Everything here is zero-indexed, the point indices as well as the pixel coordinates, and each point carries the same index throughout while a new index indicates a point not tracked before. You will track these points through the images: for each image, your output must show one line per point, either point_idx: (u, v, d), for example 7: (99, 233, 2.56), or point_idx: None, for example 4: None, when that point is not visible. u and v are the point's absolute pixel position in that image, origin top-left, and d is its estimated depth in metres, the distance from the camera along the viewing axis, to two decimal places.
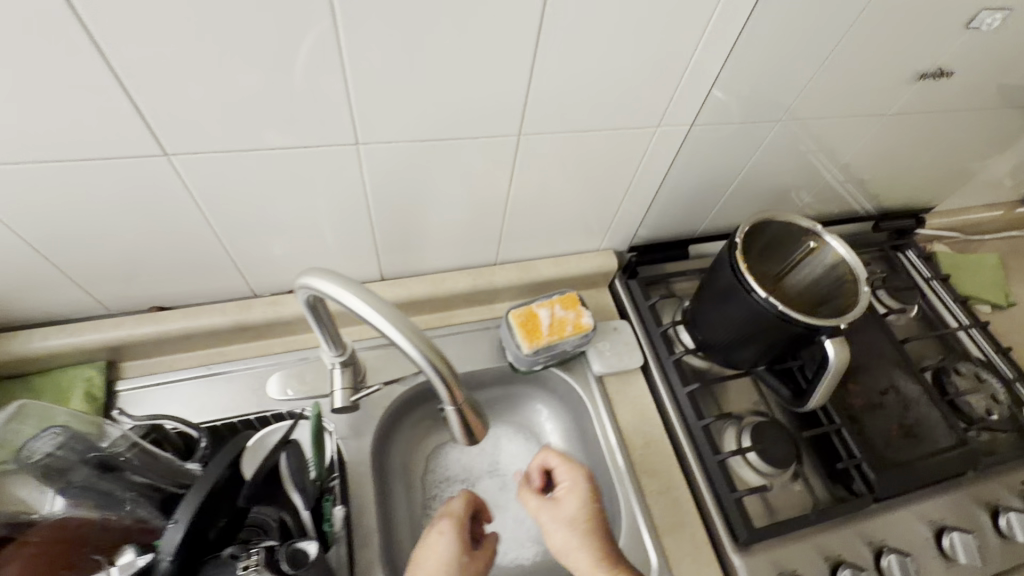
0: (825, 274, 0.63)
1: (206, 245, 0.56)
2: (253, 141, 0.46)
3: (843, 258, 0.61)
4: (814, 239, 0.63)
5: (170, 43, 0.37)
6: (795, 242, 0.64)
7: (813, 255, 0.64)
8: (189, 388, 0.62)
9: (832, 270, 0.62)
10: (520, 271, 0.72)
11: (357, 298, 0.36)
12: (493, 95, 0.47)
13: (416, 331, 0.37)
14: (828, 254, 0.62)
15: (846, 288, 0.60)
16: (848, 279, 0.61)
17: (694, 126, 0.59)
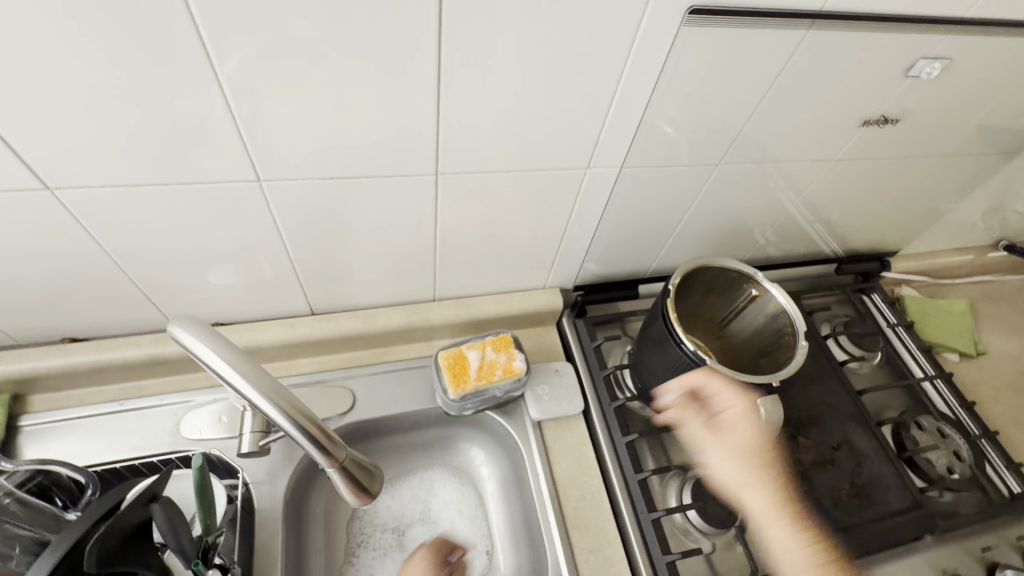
0: (768, 322, 0.62)
1: (111, 276, 0.53)
2: (142, 176, 0.44)
3: (783, 307, 0.59)
4: (756, 287, 0.61)
5: (30, 79, 0.36)
6: (738, 289, 0.63)
7: (756, 303, 0.62)
8: (96, 425, 0.59)
9: (774, 319, 0.61)
10: (459, 309, 0.69)
11: (219, 359, 0.35)
12: (400, 132, 0.45)
13: (282, 393, 0.37)
14: (770, 303, 0.61)
15: (786, 340, 0.59)
16: (788, 330, 0.59)
17: (625, 167, 0.56)
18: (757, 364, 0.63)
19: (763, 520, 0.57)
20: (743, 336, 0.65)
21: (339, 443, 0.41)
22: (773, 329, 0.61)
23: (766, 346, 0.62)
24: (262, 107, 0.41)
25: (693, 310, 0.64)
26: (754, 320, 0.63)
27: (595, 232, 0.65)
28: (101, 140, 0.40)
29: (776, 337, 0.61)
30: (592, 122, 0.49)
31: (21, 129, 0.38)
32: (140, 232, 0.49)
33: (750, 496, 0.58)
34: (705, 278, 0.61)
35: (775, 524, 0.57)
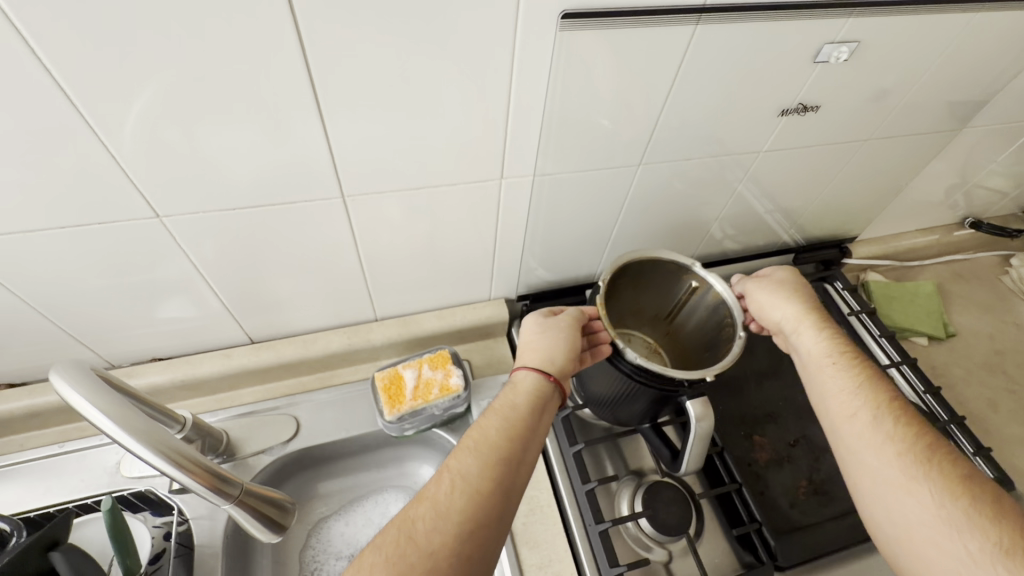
0: (709, 315, 0.60)
1: (32, 322, 0.53)
2: (31, 222, 0.44)
3: (721, 298, 0.58)
4: (693, 279, 0.59)
5: None
6: (677, 281, 0.61)
7: (697, 295, 0.61)
8: (36, 469, 0.59)
9: (714, 311, 0.59)
10: (401, 327, 0.69)
11: (88, 408, 0.35)
12: (292, 158, 0.45)
13: (161, 436, 0.38)
14: (709, 294, 0.59)
15: (725, 333, 0.57)
16: (727, 322, 0.57)
17: (540, 175, 0.55)
18: (703, 358, 0.62)
19: (792, 328, 0.54)
20: (688, 328, 0.64)
21: (227, 486, 0.42)
22: (714, 322, 0.60)
23: (709, 339, 0.61)
24: (138, 142, 0.40)
25: (634, 304, 0.65)
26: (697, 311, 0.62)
27: (526, 240, 0.64)
28: None
29: (717, 329, 0.59)
30: (493, 135, 0.49)
31: None
32: (51, 278, 0.49)
33: (799, 339, 0.53)
34: (639, 273, 0.60)
35: (814, 344, 0.52)
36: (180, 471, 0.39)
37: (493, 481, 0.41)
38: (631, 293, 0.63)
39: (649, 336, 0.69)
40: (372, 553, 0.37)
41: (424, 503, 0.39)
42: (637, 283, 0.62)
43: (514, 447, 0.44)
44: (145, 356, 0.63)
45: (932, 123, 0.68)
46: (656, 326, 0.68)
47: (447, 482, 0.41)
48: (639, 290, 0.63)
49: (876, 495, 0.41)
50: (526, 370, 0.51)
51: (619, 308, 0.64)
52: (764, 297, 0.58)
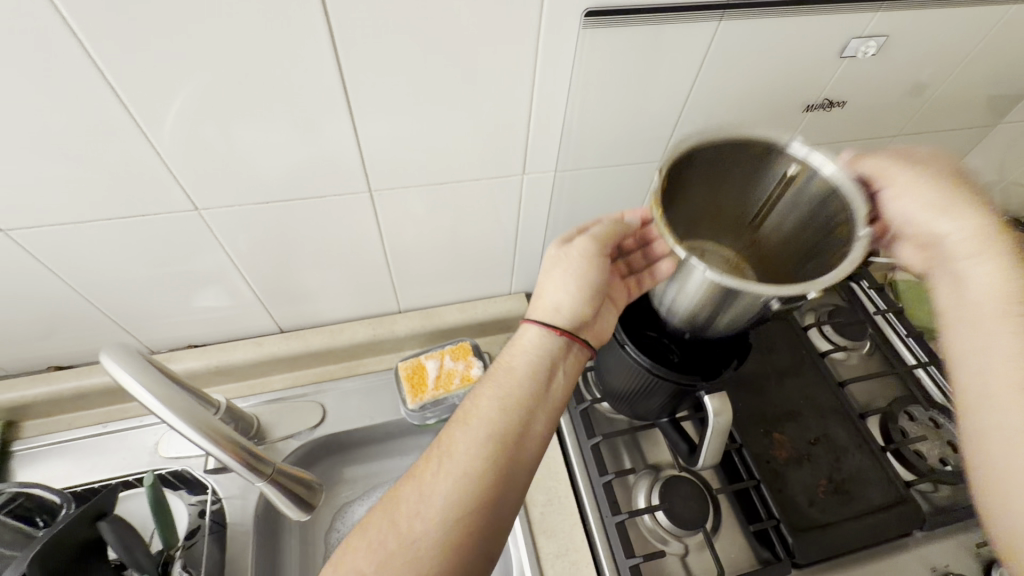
0: (812, 212, 0.47)
1: (81, 309, 0.57)
2: (81, 215, 0.46)
3: (831, 185, 0.44)
4: (789, 165, 0.46)
5: None
6: (766, 170, 0.48)
7: (796, 186, 0.47)
8: (82, 446, 0.63)
9: (822, 206, 0.46)
10: (424, 319, 0.70)
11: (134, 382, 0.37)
12: (323, 155, 0.47)
13: (201, 417, 0.40)
14: (811, 184, 0.46)
15: (838, 233, 0.45)
16: (841, 219, 0.44)
17: (561, 170, 0.56)
18: (804, 271, 0.50)
19: (962, 247, 0.44)
20: (782, 233, 0.52)
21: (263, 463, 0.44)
22: (825, 217, 0.46)
23: (812, 245, 0.49)
24: (182, 139, 0.43)
25: (710, 207, 0.52)
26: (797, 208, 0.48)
27: (546, 236, 0.65)
28: (40, 182, 0.43)
29: (827, 225, 0.46)
30: (515, 132, 0.50)
31: None
32: (101, 268, 0.52)
33: (971, 264, 0.43)
34: (715, 167, 0.48)
35: (982, 266, 0.43)
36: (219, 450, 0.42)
37: (480, 463, 0.42)
38: (704, 194, 0.51)
39: (729, 250, 0.56)
40: (358, 533, 0.40)
41: (410, 485, 0.42)
42: (711, 180, 0.50)
43: (514, 425, 0.44)
44: (182, 343, 0.66)
45: (966, 118, 0.66)
46: (738, 237, 0.55)
47: (434, 464, 0.42)
48: (717, 180, 0.50)
49: (1012, 479, 0.36)
50: (535, 327, 0.50)
51: (687, 215, 0.52)
52: (924, 193, 0.45)
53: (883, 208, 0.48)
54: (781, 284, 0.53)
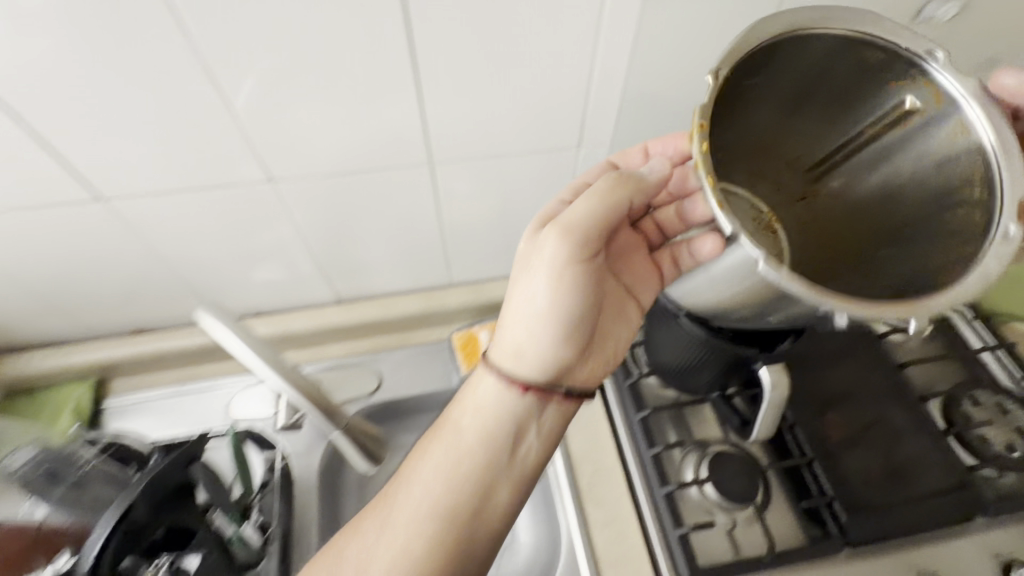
0: (922, 170, 0.45)
1: (163, 276, 0.61)
2: (167, 184, 0.50)
3: (969, 139, 0.41)
4: (912, 111, 0.44)
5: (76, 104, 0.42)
6: (873, 103, 0.46)
7: (906, 126, 0.45)
8: (163, 404, 0.68)
9: (945, 164, 0.43)
10: (475, 293, 0.72)
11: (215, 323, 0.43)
12: (387, 125, 0.49)
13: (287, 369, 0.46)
14: (936, 141, 0.43)
15: (960, 202, 0.42)
16: (968, 185, 0.41)
17: (617, 142, 0.56)
18: (873, 251, 0.47)
19: None
20: (846, 197, 0.49)
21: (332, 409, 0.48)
22: (936, 171, 0.43)
23: (902, 215, 0.46)
24: (259, 112, 0.45)
25: (778, 129, 0.48)
26: (896, 154, 0.46)
27: None
28: (137, 153, 0.47)
29: (932, 171, 0.44)
30: (572, 104, 0.51)
31: (75, 149, 0.46)
32: (182, 238, 0.56)
33: None
34: (801, 68, 0.44)
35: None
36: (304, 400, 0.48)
37: (449, 500, 0.45)
38: (783, 95, 0.46)
39: (761, 203, 0.52)
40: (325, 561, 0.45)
41: (384, 510, 0.46)
42: (801, 86, 0.45)
43: (473, 496, 0.46)
44: (250, 311, 0.70)
45: None
46: (784, 185, 0.52)
47: (406, 492, 0.46)
48: (805, 87, 0.45)
49: None
50: (494, 375, 0.48)
51: (740, 137, 0.47)
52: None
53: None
54: (818, 275, 0.49)
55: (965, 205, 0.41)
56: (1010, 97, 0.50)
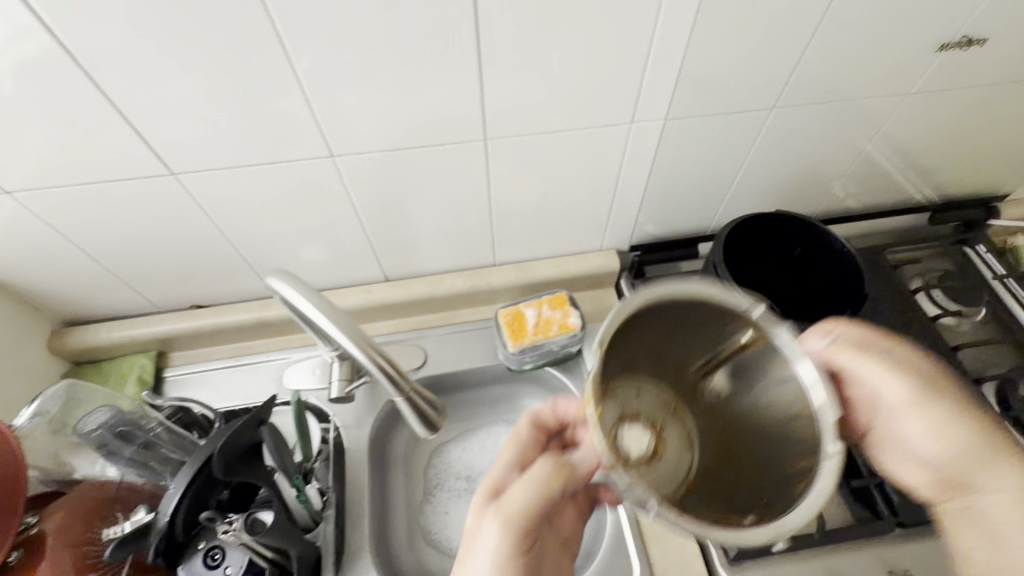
0: (772, 407, 0.36)
1: (223, 252, 0.64)
2: (234, 160, 0.52)
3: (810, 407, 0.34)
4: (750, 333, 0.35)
5: (157, 81, 0.44)
6: (723, 334, 0.36)
7: (751, 354, 0.36)
8: (219, 376, 0.71)
9: (779, 409, 0.35)
10: (518, 273, 0.73)
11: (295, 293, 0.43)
12: (448, 101, 0.50)
13: (351, 326, 0.43)
14: (783, 377, 0.35)
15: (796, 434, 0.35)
16: (800, 429, 0.35)
17: (670, 118, 0.57)
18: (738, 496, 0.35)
19: (897, 408, 0.42)
20: (740, 410, 0.37)
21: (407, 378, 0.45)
22: (785, 412, 0.35)
23: (763, 432, 0.36)
24: (327, 86, 0.47)
25: (631, 364, 0.36)
26: (743, 383, 0.37)
27: (648, 188, 0.66)
28: (206, 127, 0.48)
29: (779, 417, 0.35)
30: (631, 78, 0.51)
31: (148, 122, 0.47)
32: (241, 212, 0.58)
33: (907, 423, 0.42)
34: (672, 323, 0.36)
35: (1011, 468, 0.39)
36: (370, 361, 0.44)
37: None
38: (642, 356, 0.37)
39: (666, 392, 0.38)
40: None
41: None
42: (641, 361, 0.37)
43: None
44: None
45: None
46: (678, 383, 0.38)
47: None
48: (652, 352, 0.37)
49: None
50: None
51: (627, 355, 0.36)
52: (912, 361, 0.43)
53: (847, 402, 0.44)
54: (712, 487, 0.35)
55: (801, 429, 0.35)
56: (828, 356, 0.44)
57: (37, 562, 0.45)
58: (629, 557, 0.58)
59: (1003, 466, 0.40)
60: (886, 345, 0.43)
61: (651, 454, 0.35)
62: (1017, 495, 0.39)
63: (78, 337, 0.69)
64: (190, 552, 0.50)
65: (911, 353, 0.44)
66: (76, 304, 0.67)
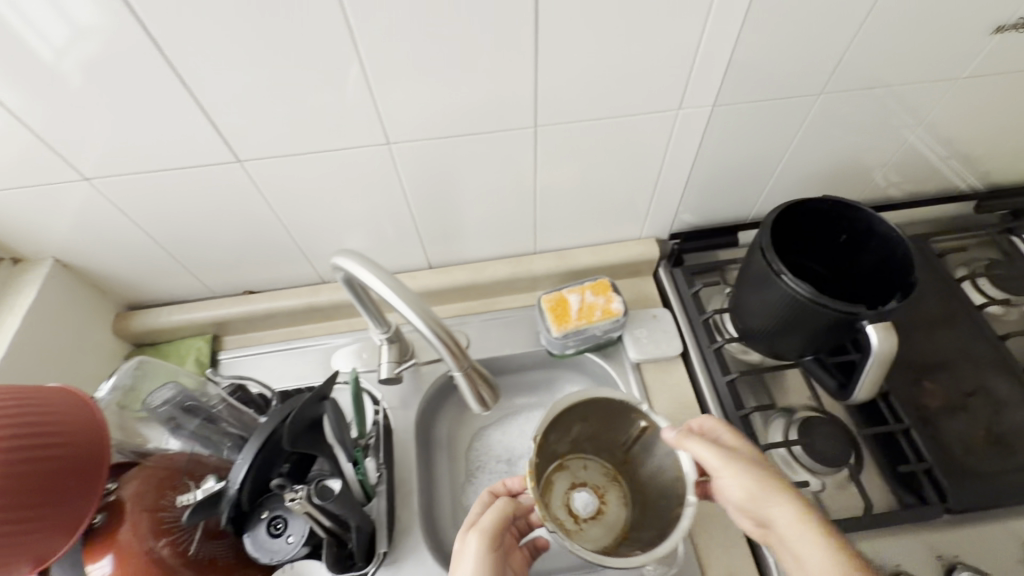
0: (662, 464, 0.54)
1: (279, 238, 0.67)
2: (296, 149, 0.54)
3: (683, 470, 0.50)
4: (644, 419, 0.53)
5: (233, 74, 0.47)
6: (628, 418, 0.55)
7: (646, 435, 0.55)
8: (270, 358, 0.74)
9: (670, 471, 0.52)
10: (559, 260, 0.74)
11: (359, 266, 0.45)
12: (504, 89, 0.52)
13: (421, 305, 0.45)
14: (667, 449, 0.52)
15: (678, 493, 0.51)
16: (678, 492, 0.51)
17: (717, 106, 0.58)
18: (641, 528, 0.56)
19: (724, 481, 0.46)
20: (650, 468, 0.57)
21: (465, 352, 0.48)
22: (676, 480, 0.52)
23: (663, 487, 0.54)
24: (392, 74, 0.49)
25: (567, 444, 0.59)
26: (650, 452, 0.56)
27: (690, 175, 0.67)
28: (273, 116, 0.51)
29: (670, 481, 0.53)
30: (682, 63, 0.52)
31: (219, 110, 0.50)
32: (298, 198, 0.60)
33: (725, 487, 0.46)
34: (600, 409, 0.54)
35: (774, 505, 0.43)
36: (435, 338, 0.46)
37: None
38: (582, 434, 0.58)
39: (607, 461, 0.62)
40: None
41: None
42: (580, 446, 0.59)
43: None
44: None
45: None
46: (612, 452, 0.61)
47: None
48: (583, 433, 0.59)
49: None
50: None
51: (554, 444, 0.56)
52: (738, 442, 0.49)
53: (716, 492, 0.48)
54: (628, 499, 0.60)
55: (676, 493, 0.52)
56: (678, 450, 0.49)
57: (117, 526, 0.48)
58: None
59: (772, 498, 0.43)
60: (715, 432, 0.50)
61: (596, 513, 0.59)
62: (796, 524, 0.41)
63: (141, 319, 0.72)
64: (255, 521, 0.53)
65: (731, 433, 0.50)
66: (140, 288, 0.71)
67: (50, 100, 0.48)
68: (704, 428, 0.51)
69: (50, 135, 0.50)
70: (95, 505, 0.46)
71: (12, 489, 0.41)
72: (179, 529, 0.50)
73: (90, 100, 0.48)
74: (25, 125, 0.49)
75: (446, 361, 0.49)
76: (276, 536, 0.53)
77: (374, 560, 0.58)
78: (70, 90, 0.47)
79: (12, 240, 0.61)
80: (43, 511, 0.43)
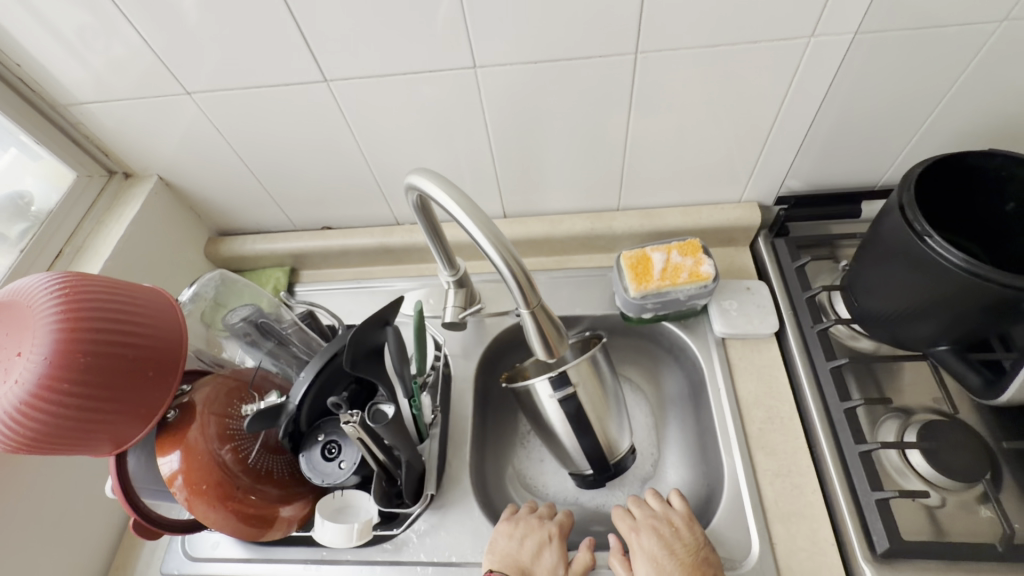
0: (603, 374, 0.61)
1: (359, 171, 0.66)
2: (382, 70, 0.54)
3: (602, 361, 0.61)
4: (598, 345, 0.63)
5: None
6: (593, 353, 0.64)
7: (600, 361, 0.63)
8: (341, 295, 0.75)
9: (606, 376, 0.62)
10: (643, 219, 0.68)
11: (433, 185, 0.44)
12: (606, 5, 0.47)
13: (495, 232, 0.42)
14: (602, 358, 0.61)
15: (595, 391, 0.59)
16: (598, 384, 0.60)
17: (858, 36, 0.49)
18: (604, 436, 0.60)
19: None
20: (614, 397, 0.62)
21: (537, 288, 0.44)
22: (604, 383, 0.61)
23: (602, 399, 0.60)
24: None
25: None
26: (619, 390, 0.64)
27: (810, 128, 0.58)
28: (362, 31, 0.50)
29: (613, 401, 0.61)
30: None
31: (314, 24, 0.50)
32: (380, 126, 0.60)
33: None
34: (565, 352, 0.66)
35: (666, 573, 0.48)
36: (507, 270, 0.43)
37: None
38: None
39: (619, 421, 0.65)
40: None
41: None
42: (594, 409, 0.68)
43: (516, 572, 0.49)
44: None
45: None
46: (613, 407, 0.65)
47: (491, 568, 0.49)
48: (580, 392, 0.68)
49: None
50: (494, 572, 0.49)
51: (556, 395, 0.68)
52: (648, 549, 0.50)
53: None
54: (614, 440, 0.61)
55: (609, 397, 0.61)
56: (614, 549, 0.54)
57: (188, 424, 0.49)
58: (748, 530, 0.52)
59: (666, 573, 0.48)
60: (634, 537, 0.52)
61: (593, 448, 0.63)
62: None
63: (229, 246, 0.76)
64: (312, 442, 0.53)
65: (649, 534, 0.52)
66: (230, 214, 0.74)
67: (161, 9, 0.50)
68: (621, 526, 0.55)
69: (159, 46, 0.53)
70: (172, 396, 0.48)
71: (98, 369, 0.42)
72: (241, 438, 0.51)
73: (196, 15, 0.50)
74: (140, 36, 0.52)
75: (516, 299, 0.45)
76: (329, 459, 0.53)
77: (421, 500, 0.57)
78: (193, 10, 0.49)
79: (125, 154, 0.65)
80: (126, 391, 0.44)
